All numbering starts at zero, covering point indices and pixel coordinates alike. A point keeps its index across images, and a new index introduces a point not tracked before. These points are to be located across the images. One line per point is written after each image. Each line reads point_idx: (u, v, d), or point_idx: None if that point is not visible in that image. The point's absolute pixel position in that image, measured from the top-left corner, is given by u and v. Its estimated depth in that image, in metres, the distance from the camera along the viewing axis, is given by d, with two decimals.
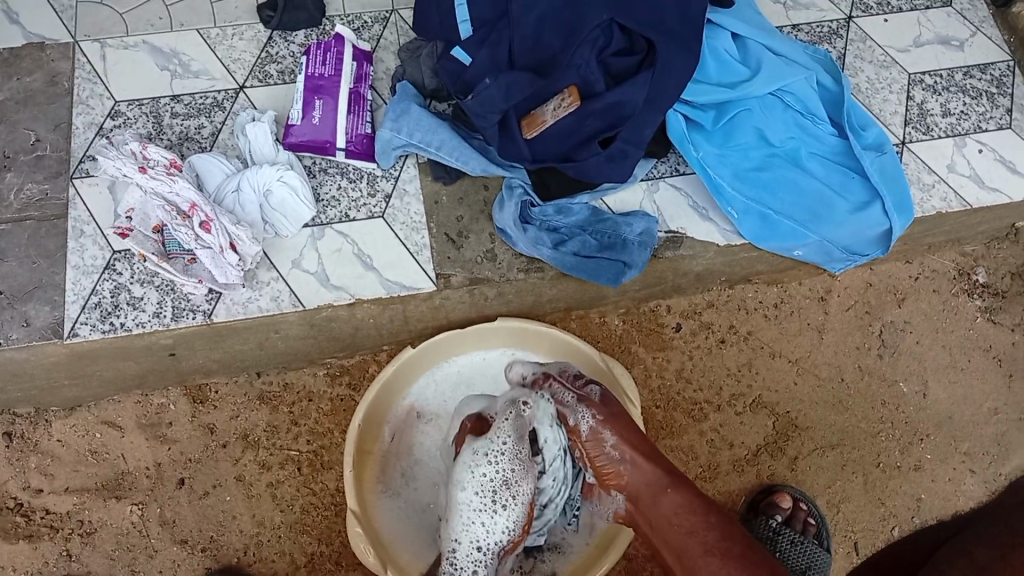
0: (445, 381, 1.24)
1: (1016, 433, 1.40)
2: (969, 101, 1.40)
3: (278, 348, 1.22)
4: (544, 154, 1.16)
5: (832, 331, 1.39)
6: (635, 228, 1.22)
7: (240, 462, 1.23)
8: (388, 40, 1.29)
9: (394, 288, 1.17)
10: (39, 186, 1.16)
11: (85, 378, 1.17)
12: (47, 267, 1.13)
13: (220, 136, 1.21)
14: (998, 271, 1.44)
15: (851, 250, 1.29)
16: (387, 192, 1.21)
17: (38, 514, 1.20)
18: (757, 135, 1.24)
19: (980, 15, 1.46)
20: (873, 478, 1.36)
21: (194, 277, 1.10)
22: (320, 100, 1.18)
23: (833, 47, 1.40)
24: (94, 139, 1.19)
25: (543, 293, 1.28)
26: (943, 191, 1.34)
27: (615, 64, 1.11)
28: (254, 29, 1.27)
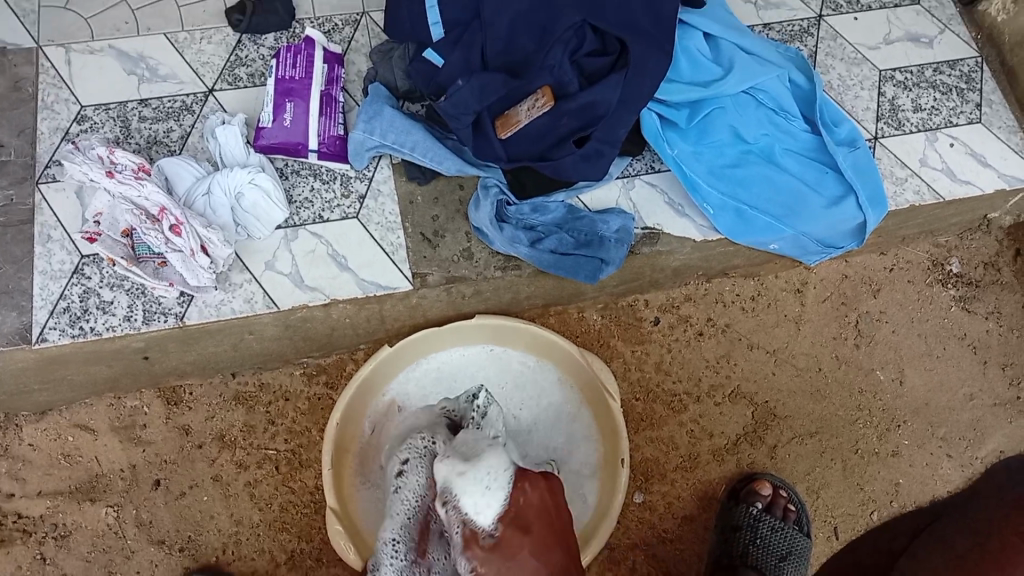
0: (426, 376, 1.22)
1: (993, 420, 1.41)
2: (940, 96, 1.41)
3: (253, 349, 1.20)
4: (520, 154, 1.16)
5: (810, 323, 1.39)
6: (612, 225, 1.22)
7: (217, 462, 1.22)
8: (359, 42, 1.28)
9: (370, 288, 1.16)
10: (5, 191, 1.14)
11: (55, 382, 1.15)
12: (14, 272, 1.10)
13: (190, 139, 1.20)
14: (973, 261, 1.45)
15: (827, 243, 1.29)
16: (361, 192, 1.20)
17: (10, 518, 1.17)
18: (732, 133, 1.24)
19: (947, 13, 1.48)
20: (852, 463, 1.36)
21: (165, 280, 1.08)
22: (291, 102, 1.16)
23: (805, 46, 1.41)
24: (60, 144, 1.17)
25: (521, 291, 1.27)
26: (915, 184, 1.34)
27: (588, 64, 1.11)
28: (223, 33, 1.25)
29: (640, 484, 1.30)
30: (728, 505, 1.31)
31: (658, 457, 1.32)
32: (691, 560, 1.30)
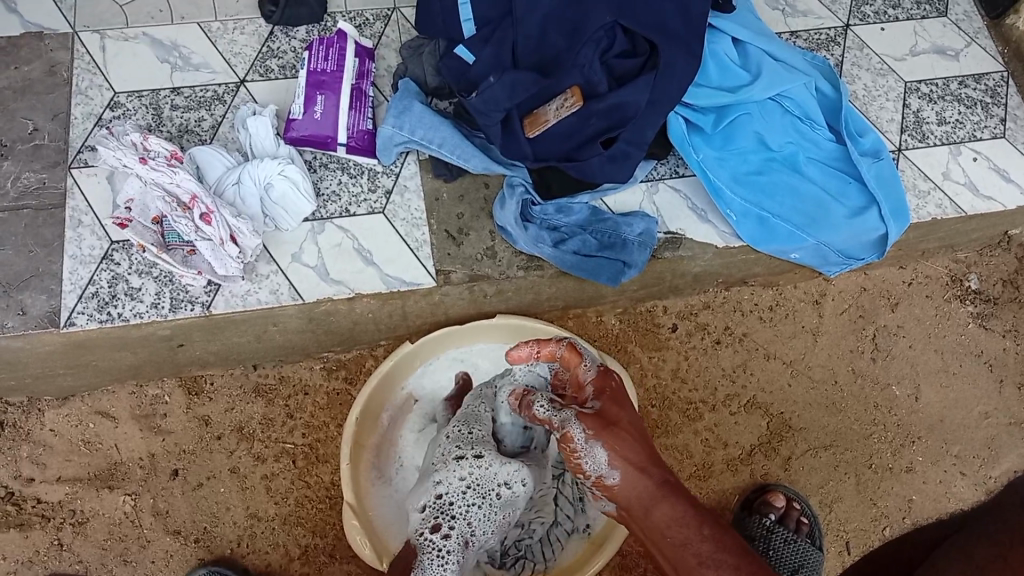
0: (444, 370, 1.24)
1: (1006, 437, 1.41)
2: (965, 110, 1.41)
3: (276, 341, 1.21)
4: (547, 154, 1.15)
5: (826, 334, 1.40)
6: (636, 228, 1.22)
7: (235, 454, 1.23)
8: (390, 37, 1.29)
9: (395, 283, 1.17)
10: (37, 175, 1.15)
11: (80, 368, 1.16)
12: (44, 256, 1.11)
13: (221, 129, 1.21)
14: (991, 278, 1.46)
15: (847, 254, 1.30)
16: (388, 187, 1.21)
17: (29, 503, 1.19)
18: (756, 139, 1.24)
19: (975, 26, 1.48)
20: (865, 478, 1.37)
21: (194, 268, 1.09)
22: (322, 95, 1.16)
23: (831, 55, 1.41)
24: (93, 129, 1.18)
25: (542, 292, 1.28)
26: (938, 198, 1.34)
27: (618, 66, 1.11)
28: (256, 24, 1.26)
29: None
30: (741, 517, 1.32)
31: (672, 463, 1.32)
32: None
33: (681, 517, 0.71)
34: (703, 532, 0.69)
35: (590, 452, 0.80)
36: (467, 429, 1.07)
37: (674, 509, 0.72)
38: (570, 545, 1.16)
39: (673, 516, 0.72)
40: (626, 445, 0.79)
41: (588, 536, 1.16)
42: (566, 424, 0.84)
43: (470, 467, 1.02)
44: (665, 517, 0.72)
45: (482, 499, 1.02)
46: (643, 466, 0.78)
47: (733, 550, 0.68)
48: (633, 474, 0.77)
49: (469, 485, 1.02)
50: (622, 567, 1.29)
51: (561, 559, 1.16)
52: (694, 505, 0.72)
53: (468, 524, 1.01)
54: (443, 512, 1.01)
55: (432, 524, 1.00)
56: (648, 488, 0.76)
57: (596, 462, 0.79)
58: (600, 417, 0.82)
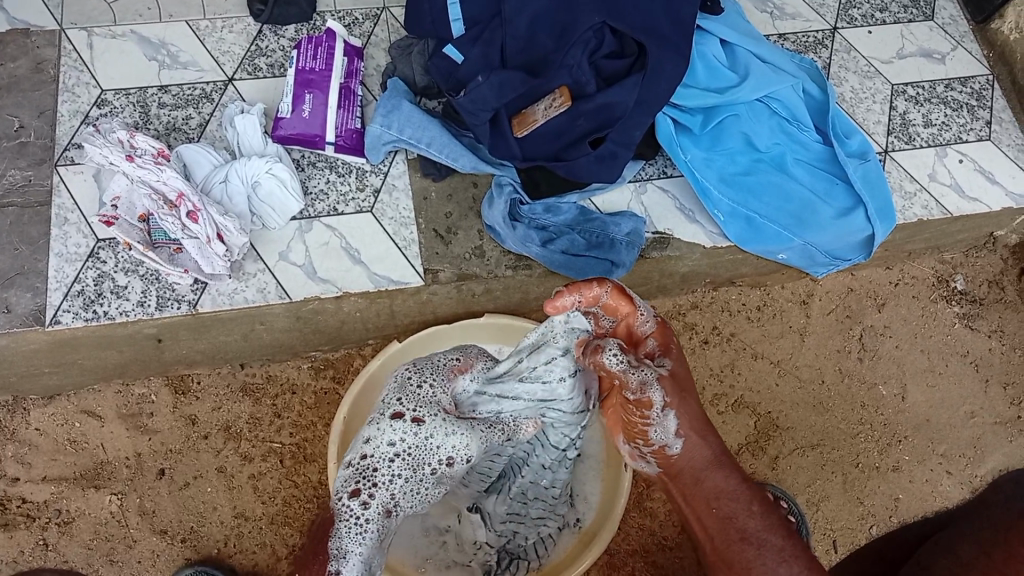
0: None
1: (992, 437, 1.42)
2: (951, 113, 1.42)
3: (264, 340, 1.21)
4: (535, 153, 1.16)
5: (814, 334, 1.41)
6: (624, 228, 1.23)
7: (222, 453, 1.23)
8: (379, 37, 1.29)
9: (383, 282, 1.17)
10: (22, 173, 1.14)
11: (66, 366, 1.16)
12: (29, 254, 1.11)
13: (208, 127, 1.21)
14: (977, 279, 1.47)
15: (834, 255, 1.30)
16: (376, 186, 1.21)
17: (14, 503, 1.18)
18: (744, 140, 1.25)
19: (961, 30, 1.49)
20: (852, 477, 1.38)
21: (179, 267, 1.08)
22: (310, 93, 1.16)
23: (819, 57, 1.42)
24: (80, 127, 1.18)
25: (530, 291, 1.28)
26: (924, 199, 1.35)
27: (606, 66, 1.11)
28: (244, 23, 1.26)
29: (642, 490, 1.31)
30: None
31: None
32: (691, 568, 1.31)
33: (732, 490, 0.80)
34: (750, 509, 0.78)
35: (666, 430, 0.84)
36: (418, 381, 0.91)
37: (725, 480, 0.81)
38: (562, 541, 1.15)
39: (719, 488, 0.80)
40: (688, 412, 0.84)
41: (578, 530, 1.15)
42: (644, 386, 0.82)
43: (411, 431, 0.86)
44: (714, 491, 0.80)
45: (415, 472, 0.85)
46: (705, 437, 0.85)
47: (780, 533, 0.76)
48: (694, 446, 0.84)
49: (405, 454, 0.85)
50: (610, 566, 1.29)
51: (552, 556, 1.14)
52: (747, 483, 0.81)
53: (390, 493, 0.84)
54: (365, 477, 0.84)
55: (351, 489, 0.83)
56: (715, 470, 0.82)
57: (663, 431, 0.84)
58: (676, 381, 0.84)
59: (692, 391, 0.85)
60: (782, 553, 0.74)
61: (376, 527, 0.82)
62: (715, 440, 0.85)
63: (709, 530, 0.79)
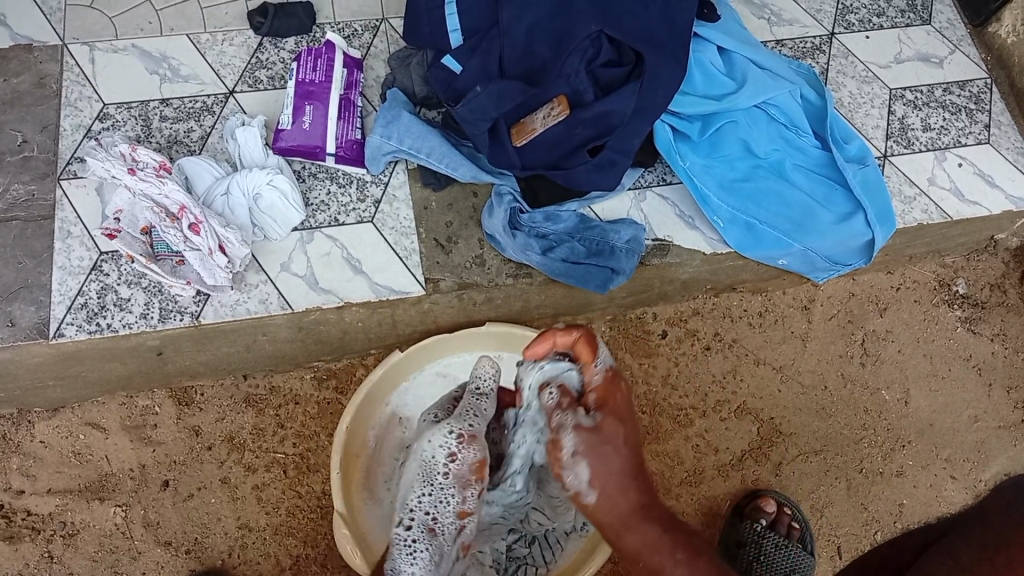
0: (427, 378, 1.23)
1: (995, 441, 1.42)
2: (949, 117, 1.43)
3: (266, 351, 1.22)
4: (534, 162, 1.17)
5: (816, 339, 1.41)
6: (624, 236, 1.23)
7: (226, 464, 1.23)
8: (378, 48, 1.30)
9: (383, 292, 1.17)
10: (26, 187, 1.15)
11: (69, 379, 1.16)
12: (33, 267, 1.12)
13: (210, 139, 1.21)
14: (978, 282, 1.47)
15: (834, 260, 1.30)
16: (376, 197, 1.22)
17: (19, 516, 1.18)
18: (742, 146, 1.25)
19: (958, 34, 1.50)
20: (856, 483, 1.37)
21: (182, 278, 1.09)
22: (310, 105, 1.17)
23: (817, 63, 1.42)
24: (82, 141, 1.19)
25: (531, 299, 1.28)
26: (924, 204, 1.35)
27: (604, 74, 1.12)
28: (244, 35, 1.27)
29: None
30: (733, 520, 1.32)
31: (663, 470, 1.33)
32: None
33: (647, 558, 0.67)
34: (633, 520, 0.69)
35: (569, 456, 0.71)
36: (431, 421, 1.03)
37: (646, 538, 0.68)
38: (569, 545, 1.15)
39: (644, 544, 0.68)
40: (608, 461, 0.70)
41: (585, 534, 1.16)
42: (559, 429, 0.73)
43: (425, 535, 0.95)
44: (634, 548, 0.68)
45: (432, 486, 0.94)
46: (627, 485, 0.70)
47: None
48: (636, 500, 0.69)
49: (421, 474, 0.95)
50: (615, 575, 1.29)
51: (560, 559, 1.15)
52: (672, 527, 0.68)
53: (431, 512, 0.94)
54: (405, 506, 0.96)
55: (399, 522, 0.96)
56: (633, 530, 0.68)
57: (578, 479, 0.70)
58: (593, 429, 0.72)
59: (623, 431, 0.73)
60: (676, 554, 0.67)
61: (427, 545, 0.95)
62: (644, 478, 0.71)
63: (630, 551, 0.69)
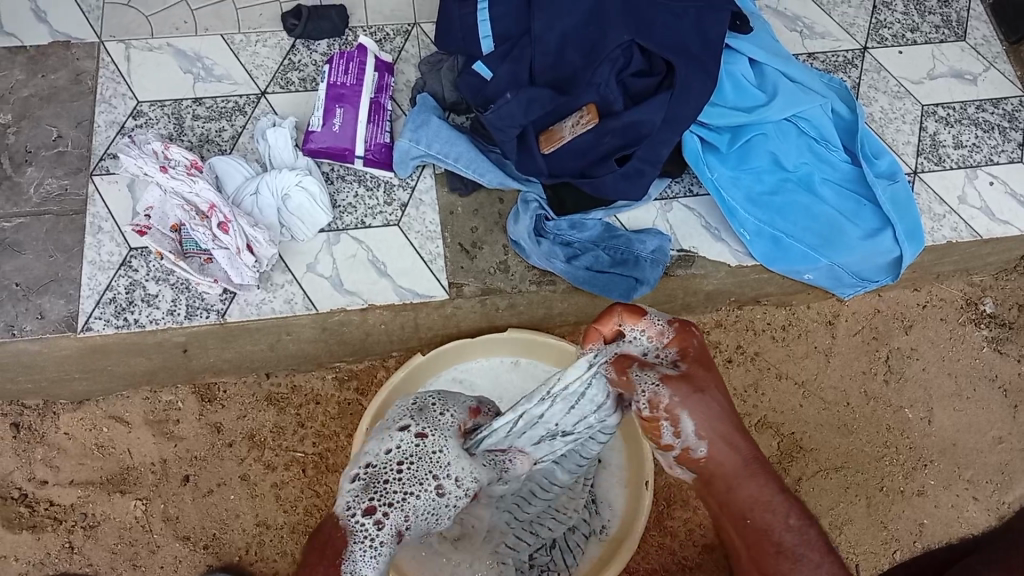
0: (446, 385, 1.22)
1: (1020, 463, 1.40)
2: (981, 134, 1.41)
3: (289, 350, 1.23)
4: (561, 170, 1.17)
5: (839, 355, 1.40)
6: (649, 245, 1.22)
7: (246, 462, 1.24)
8: (410, 52, 1.31)
9: (408, 295, 1.18)
10: (59, 181, 1.17)
11: (95, 372, 1.18)
12: (64, 261, 1.13)
13: (240, 139, 1.22)
14: (1006, 302, 1.45)
15: (862, 276, 1.29)
16: (403, 201, 1.22)
17: (42, 505, 1.20)
18: (771, 159, 1.25)
19: (993, 51, 1.48)
20: (876, 501, 1.36)
21: (210, 276, 1.10)
22: (341, 107, 1.18)
23: (848, 77, 1.42)
24: (115, 138, 1.20)
25: (554, 306, 1.28)
26: (954, 221, 1.34)
27: (635, 84, 1.12)
28: (278, 37, 1.28)
29: (663, 509, 1.31)
30: None
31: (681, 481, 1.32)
32: None
33: (769, 501, 0.73)
34: (783, 505, 0.73)
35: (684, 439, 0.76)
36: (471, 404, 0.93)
37: (759, 490, 0.73)
38: (588, 550, 1.14)
39: (756, 499, 0.73)
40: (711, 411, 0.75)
41: (604, 539, 1.14)
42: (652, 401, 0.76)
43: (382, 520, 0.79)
44: (748, 500, 0.73)
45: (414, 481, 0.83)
46: (735, 439, 0.76)
47: (795, 516, 0.72)
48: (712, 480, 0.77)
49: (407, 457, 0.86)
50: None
51: (580, 566, 1.13)
52: (785, 492, 0.73)
53: (408, 515, 0.81)
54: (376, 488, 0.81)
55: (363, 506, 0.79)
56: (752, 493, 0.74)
57: (686, 434, 0.76)
58: (684, 379, 0.77)
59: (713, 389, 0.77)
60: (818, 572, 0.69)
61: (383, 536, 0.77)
62: (750, 436, 0.77)
63: (750, 557, 0.73)
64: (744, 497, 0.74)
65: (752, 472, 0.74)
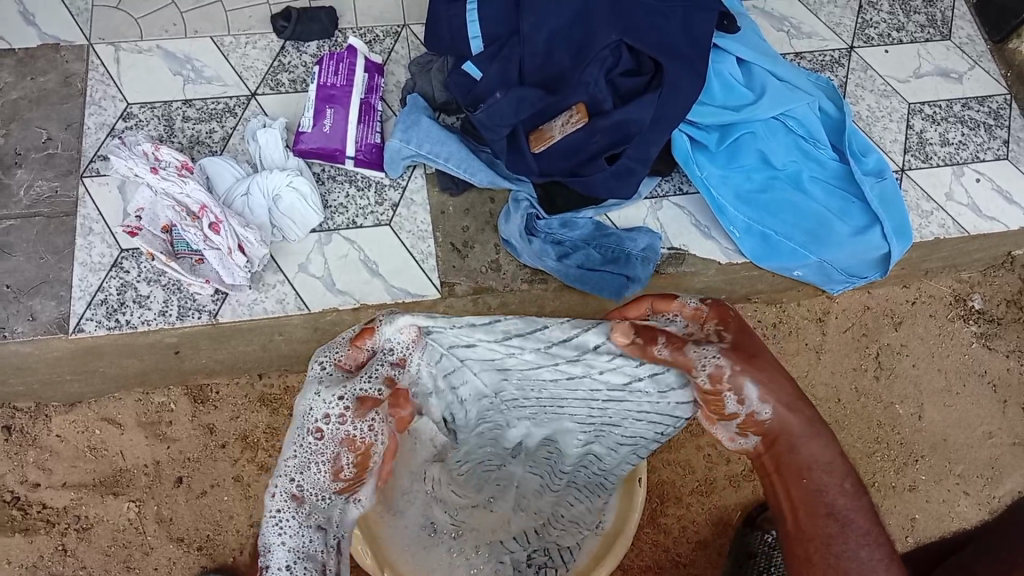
0: None
1: (1010, 457, 1.41)
2: (968, 132, 1.43)
3: (282, 351, 1.23)
4: (552, 169, 1.18)
5: (830, 352, 1.40)
6: (640, 243, 1.23)
7: (239, 463, 1.24)
8: (399, 54, 1.31)
9: (400, 295, 1.18)
10: (50, 184, 1.17)
11: (88, 374, 1.18)
12: (55, 263, 1.13)
13: (231, 140, 1.23)
14: (995, 298, 1.46)
15: (851, 272, 1.30)
16: (395, 201, 1.23)
17: (34, 508, 1.20)
18: (760, 157, 1.26)
19: (978, 49, 1.50)
20: (868, 496, 1.37)
21: (201, 277, 1.11)
22: (331, 108, 1.18)
23: (835, 76, 1.43)
24: (105, 140, 1.20)
25: (546, 305, 1.29)
26: (941, 218, 1.36)
27: (623, 83, 1.13)
28: (268, 39, 1.29)
29: (656, 506, 1.31)
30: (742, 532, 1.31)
31: (674, 478, 1.33)
32: None
33: (827, 463, 0.72)
34: (843, 473, 0.72)
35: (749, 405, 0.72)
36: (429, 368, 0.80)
37: (821, 452, 0.72)
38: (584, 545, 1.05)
39: (820, 458, 0.72)
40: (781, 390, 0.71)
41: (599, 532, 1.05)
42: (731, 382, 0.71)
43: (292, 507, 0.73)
44: (811, 460, 0.72)
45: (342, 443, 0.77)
46: (796, 406, 0.72)
47: (861, 503, 0.71)
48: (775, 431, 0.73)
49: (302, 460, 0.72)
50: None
51: (577, 562, 1.04)
52: (847, 456, 0.73)
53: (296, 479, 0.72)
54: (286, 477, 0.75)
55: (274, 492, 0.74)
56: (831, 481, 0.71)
57: (749, 399, 0.71)
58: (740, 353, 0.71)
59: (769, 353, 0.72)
60: (866, 537, 0.69)
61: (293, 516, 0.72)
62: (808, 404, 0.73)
63: (799, 518, 0.72)
64: (808, 457, 0.72)
65: (828, 465, 0.72)
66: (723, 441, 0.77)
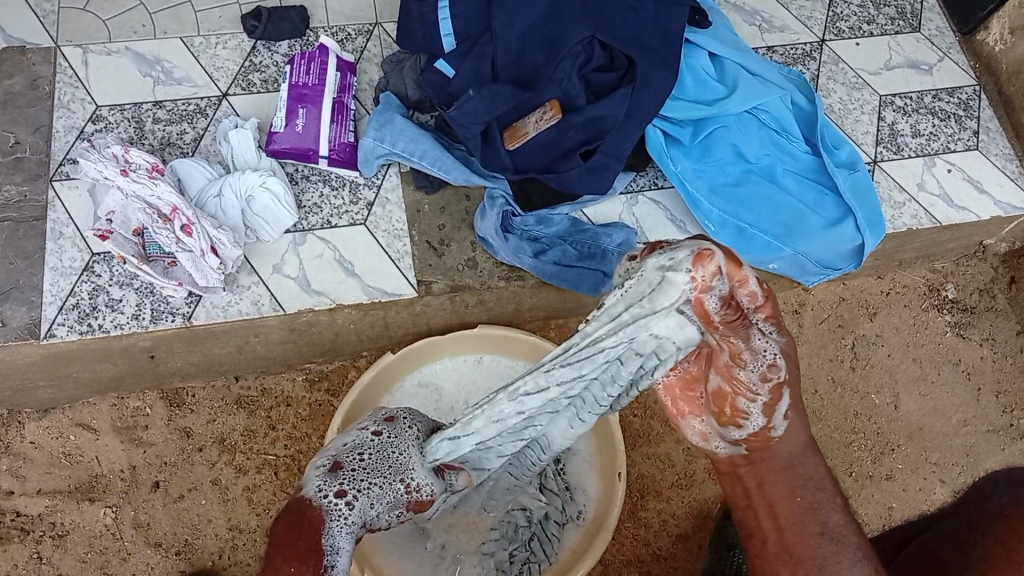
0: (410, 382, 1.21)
1: (984, 444, 1.42)
2: (938, 123, 1.44)
3: (258, 353, 1.22)
4: (526, 166, 1.17)
5: (806, 343, 1.41)
6: (615, 238, 1.23)
7: (217, 466, 1.23)
8: (371, 52, 1.30)
9: (376, 294, 1.18)
10: (18, 188, 1.15)
11: (61, 380, 1.16)
12: (25, 268, 1.12)
13: (203, 141, 1.22)
14: (968, 287, 1.48)
15: (825, 264, 1.30)
16: (369, 200, 1.22)
17: (8, 517, 1.18)
18: (734, 151, 1.26)
19: (947, 42, 1.51)
20: (845, 486, 1.38)
21: (174, 279, 1.09)
22: (304, 108, 1.18)
23: (807, 69, 1.44)
24: (75, 142, 1.19)
25: (523, 302, 1.29)
26: (913, 209, 1.36)
27: (596, 80, 1.13)
28: (238, 39, 1.28)
29: (637, 500, 1.32)
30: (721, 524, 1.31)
31: (654, 473, 1.33)
32: None
33: (818, 482, 0.69)
34: (835, 502, 0.67)
35: (767, 356, 0.68)
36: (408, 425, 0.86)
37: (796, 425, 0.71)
38: (568, 537, 1.14)
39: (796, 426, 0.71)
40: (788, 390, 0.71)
41: (581, 524, 1.15)
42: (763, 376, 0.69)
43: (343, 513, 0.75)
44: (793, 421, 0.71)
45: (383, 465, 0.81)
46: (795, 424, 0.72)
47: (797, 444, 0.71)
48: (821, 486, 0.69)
49: (371, 442, 0.82)
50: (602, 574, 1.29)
51: (560, 555, 1.13)
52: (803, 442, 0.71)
53: (370, 505, 0.77)
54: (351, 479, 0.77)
55: (335, 489, 0.75)
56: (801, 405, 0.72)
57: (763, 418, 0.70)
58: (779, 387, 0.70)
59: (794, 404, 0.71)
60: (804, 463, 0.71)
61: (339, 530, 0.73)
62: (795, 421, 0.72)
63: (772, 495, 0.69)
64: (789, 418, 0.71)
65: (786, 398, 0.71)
66: (694, 436, 0.77)
